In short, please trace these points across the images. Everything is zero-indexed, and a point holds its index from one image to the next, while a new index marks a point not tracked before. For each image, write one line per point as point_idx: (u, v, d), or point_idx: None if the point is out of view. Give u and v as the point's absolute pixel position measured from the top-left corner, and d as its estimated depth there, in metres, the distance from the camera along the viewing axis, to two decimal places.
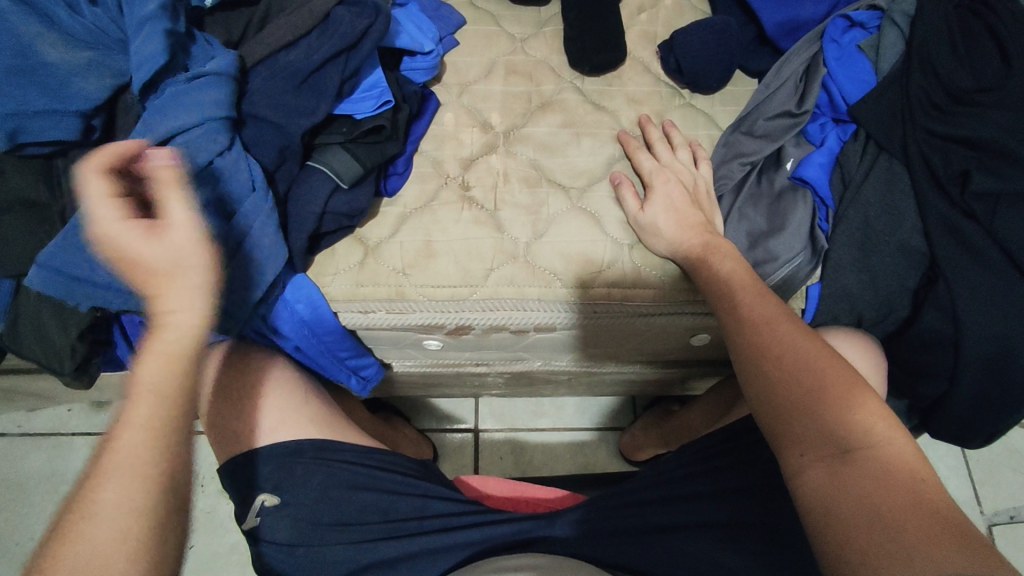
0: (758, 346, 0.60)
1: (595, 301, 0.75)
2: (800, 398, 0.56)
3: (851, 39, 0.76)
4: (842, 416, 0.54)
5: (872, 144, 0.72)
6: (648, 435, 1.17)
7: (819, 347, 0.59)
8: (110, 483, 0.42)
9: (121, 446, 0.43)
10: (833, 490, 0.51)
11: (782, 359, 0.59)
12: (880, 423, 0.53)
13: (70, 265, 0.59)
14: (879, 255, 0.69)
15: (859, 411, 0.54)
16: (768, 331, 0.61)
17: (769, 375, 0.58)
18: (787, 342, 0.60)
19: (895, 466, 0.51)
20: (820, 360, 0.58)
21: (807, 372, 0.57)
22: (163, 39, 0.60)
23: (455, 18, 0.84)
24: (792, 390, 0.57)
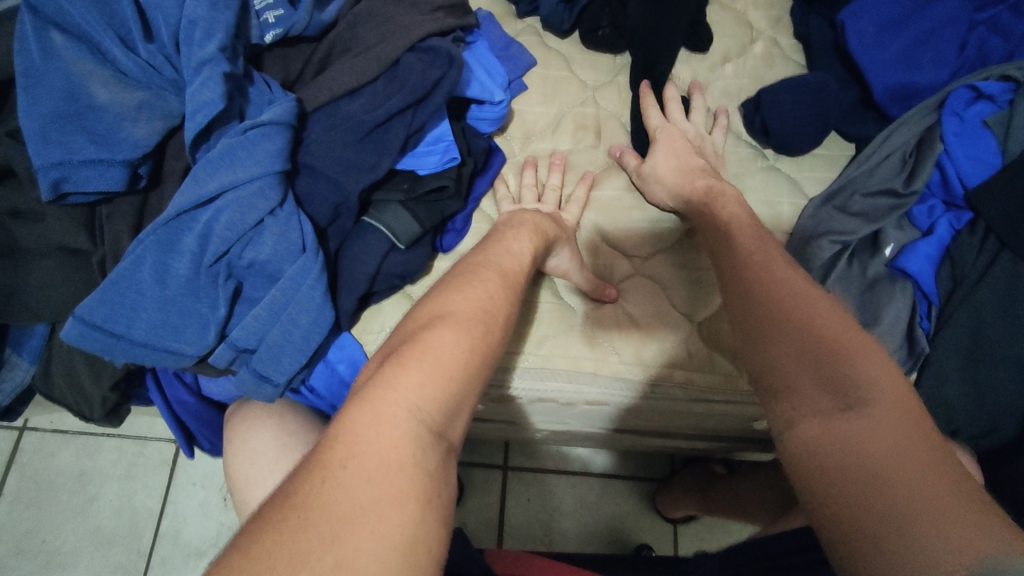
0: (784, 403, 0.44)
1: (657, 382, 0.68)
2: (823, 448, 0.40)
3: (976, 113, 0.67)
4: (879, 468, 0.37)
5: (992, 238, 0.63)
6: (686, 496, 1.09)
7: (852, 328, 0.45)
8: (409, 442, 0.41)
9: (427, 408, 0.43)
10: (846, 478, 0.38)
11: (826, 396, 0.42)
12: (937, 472, 0.36)
13: (109, 320, 0.56)
14: (990, 366, 0.61)
15: (902, 458, 0.37)
16: (818, 400, 0.42)
17: (788, 419, 0.43)
18: (827, 382, 0.42)
19: (910, 476, 0.36)
20: (865, 383, 0.41)
21: (833, 371, 0.42)
22: (221, 85, 0.55)
23: (525, 58, 0.78)
24: (817, 443, 0.40)
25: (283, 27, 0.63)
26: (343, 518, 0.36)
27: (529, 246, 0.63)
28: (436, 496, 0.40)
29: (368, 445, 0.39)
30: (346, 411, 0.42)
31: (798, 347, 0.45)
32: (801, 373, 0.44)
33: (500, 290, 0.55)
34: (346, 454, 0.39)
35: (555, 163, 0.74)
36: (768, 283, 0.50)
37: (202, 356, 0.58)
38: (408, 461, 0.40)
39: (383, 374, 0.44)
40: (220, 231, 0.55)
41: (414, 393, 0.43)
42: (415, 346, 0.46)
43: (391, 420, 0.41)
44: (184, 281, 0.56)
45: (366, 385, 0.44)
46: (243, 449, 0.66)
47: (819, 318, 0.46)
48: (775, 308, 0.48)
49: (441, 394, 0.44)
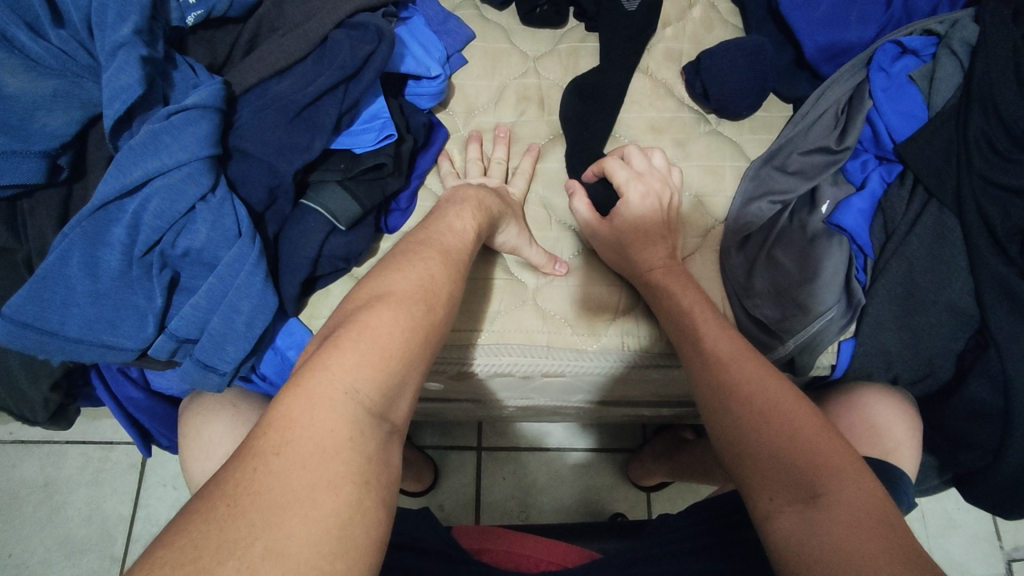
0: (765, 508, 0.48)
1: (610, 350, 0.69)
2: (798, 544, 0.44)
3: (902, 68, 0.68)
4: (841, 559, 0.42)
5: (921, 189, 0.65)
6: (656, 463, 1.11)
7: (815, 424, 0.50)
8: (345, 424, 0.40)
9: (363, 390, 0.43)
10: (803, 540, 0.44)
11: (796, 500, 0.47)
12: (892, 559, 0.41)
13: (39, 318, 0.54)
14: (924, 314, 0.63)
15: (857, 547, 0.42)
16: (790, 508, 0.46)
17: (771, 524, 0.47)
18: (796, 481, 0.47)
19: (847, 535, 0.43)
20: (824, 482, 0.46)
21: (802, 477, 0.47)
22: (138, 69, 0.53)
23: (463, 32, 0.77)
24: (792, 544, 0.45)
25: (204, 8, 0.61)
26: (276, 504, 0.35)
27: (473, 222, 0.63)
28: (377, 479, 0.40)
29: (302, 430, 0.39)
30: (281, 397, 0.41)
31: (771, 448, 0.49)
32: (775, 478, 0.48)
33: (442, 268, 0.55)
34: (279, 441, 0.38)
35: (499, 136, 0.74)
36: (733, 384, 0.54)
37: (144, 349, 0.57)
38: (345, 444, 0.40)
39: (319, 358, 0.43)
40: (150, 220, 0.54)
41: (350, 376, 0.43)
42: (352, 328, 0.46)
43: (327, 404, 0.41)
44: (115, 273, 0.55)
45: (301, 370, 0.43)
46: (197, 443, 0.65)
47: (792, 421, 0.50)
48: (744, 403, 0.53)
49: (378, 375, 0.44)
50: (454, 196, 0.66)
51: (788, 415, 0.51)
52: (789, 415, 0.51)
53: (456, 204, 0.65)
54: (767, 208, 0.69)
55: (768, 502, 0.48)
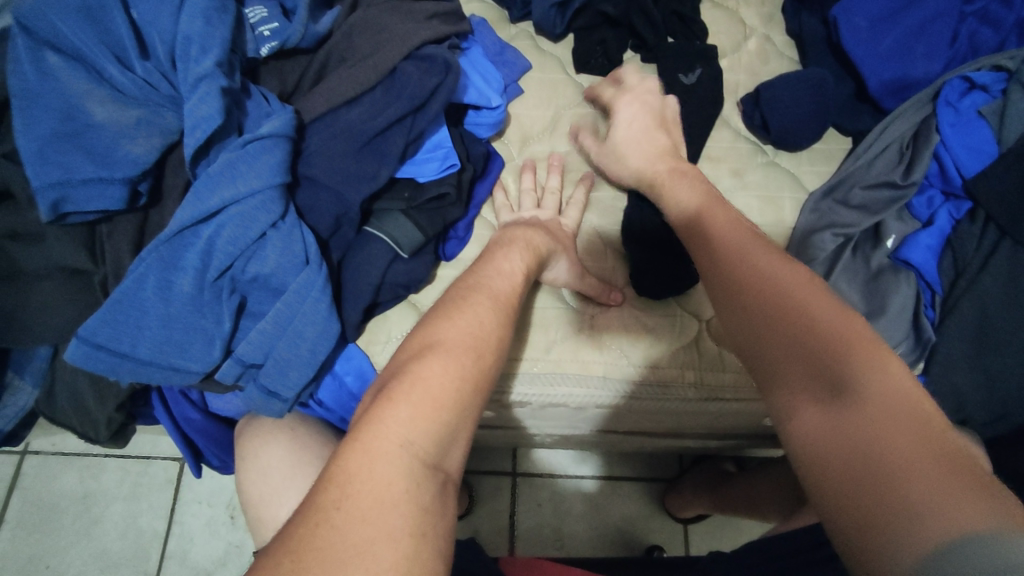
0: (800, 451, 0.38)
1: (667, 383, 0.68)
2: (865, 494, 0.34)
3: (970, 104, 0.67)
4: (895, 505, 0.32)
5: (993, 226, 0.64)
6: (696, 495, 1.08)
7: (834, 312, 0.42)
8: (402, 477, 0.40)
9: (418, 442, 0.42)
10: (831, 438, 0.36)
11: (823, 405, 0.38)
12: (968, 474, 0.32)
13: (112, 340, 0.55)
14: (999, 355, 0.61)
15: (923, 451, 0.33)
16: (826, 426, 0.37)
17: (817, 478, 0.36)
18: (816, 361, 0.40)
19: (896, 454, 0.34)
20: (849, 359, 0.39)
21: (838, 351, 0.39)
22: (219, 100, 0.55)
23: (519, 63, 0.78)
24: (847, 491, 0.34)
25: (278, 39, 0.62)
26: (339, 561, 0.35)
27: (521, 264, 0.63)
28: (434, 533, 0.39)
29: (361, 483, 0.39)
30: (340, 451, 0.41)
31: (792, 329, 0.42)
32: (805, 385, 0.39)
33: (491, 313, 0.55)
34: (339, 495, 0.38)
35: (554, 165, 0.74)
36: (741, 270, 0.47)
37: (209, 372, 0.58)
38: (402, 495, 0.39)
39: (374, 412, 0.44)
40: (223, 247, 0.55)
41: (403, 429, 0.42)
42: (401, 381, 0.46)
43: (384, 457, 0.41)
44: (188, 297, 0.56)
45: (359, 422, 0.44)
46: (254, 467, 0.66)
47: (787, 299, 0.43)
48: (756, 284, 0.45)
49: (430, 426, 0.43)
50: (514, 237, 0.66)
51: (802, 290, 0.44)
52: (791, 289, 0.44)
53: (517, 245, 0.65)
54: (833, 239, 0.67)
55: (799, 426, 0.39)
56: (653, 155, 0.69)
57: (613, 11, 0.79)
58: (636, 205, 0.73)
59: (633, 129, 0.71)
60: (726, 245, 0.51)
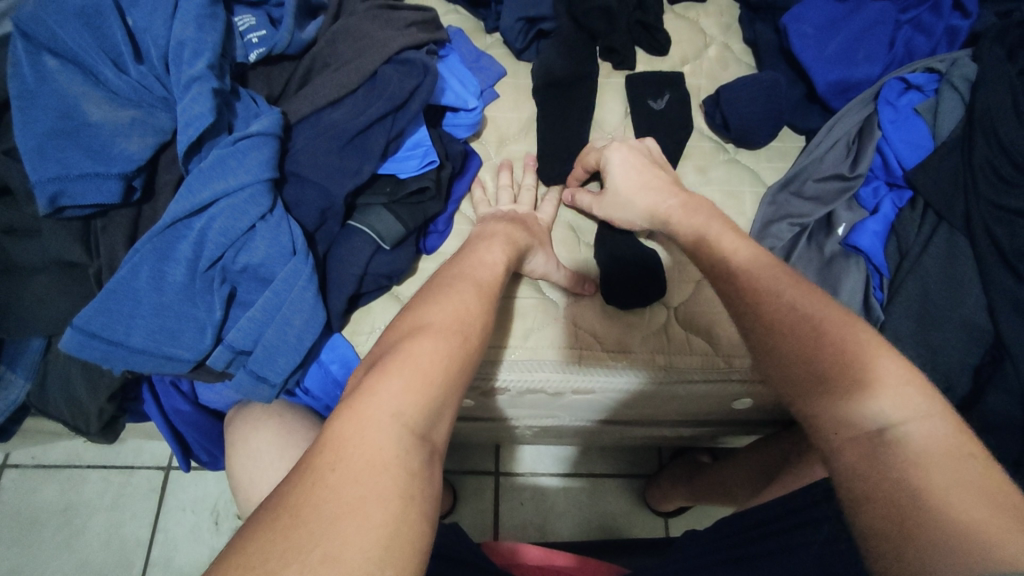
0: (844, 480, 0.41)
1: (638, 367, 0.72)
2: (896, 523, 0.36)
3: (907, 102, 0.73)
4: (920, 532, 0.35)
5: (931, 214, 0.69)
6: (675, 488, 1.11)
7: (869, 353, 0.45)
8: (393, 444, 0.43)
9: (408, 413, 0.45)
10: (865, 468, 0.40)
11: (863, 442, 0.41)
12: (1008, 511, 0.35)
13: (106, 329, 0.57)
14: (940, 329, 0.66)
15: (966, 497, 0.35)
16: (866, 462, 0.40)
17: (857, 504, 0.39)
18: (858, 404, 0.42)
19: (942, 495, 0.36)
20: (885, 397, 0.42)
21: (875, 391, 0.42)
22: (210, 100, 0.58)
23: (494, 70, 0.83)
24: (883, 519, 0.37)
25: (266, 47, 0.66)
26: (333, 515, 0.38)
27: (502, 256, 0.66)
28: (423, 497, 0.42)
29: (354, 448, 0.42)
30: (334, 421, 0.44)
31: (823, 373, 0.45)
32: (851, 424, 0.42)
33: (475, 300, 0.58)
34: (332, 458, 0.41)
35: (529, 164, 0.78)
36: (772, 311, 0.50)
37: (200, 360, 0.60)
38: (393, 460, 0.42)
39: (367, 386, 0.47)
40: (214, 237, 0.58)
41: (395, 401, 0.45)
42: (392, 359, 0.49)
43: (375, 426, 0.44)
44: (180, 286, 0.59)
45: (351, 395, 0.47)
46: (243, 454, 0.68)
47: (824, 343, 0.46)
48: (789, 324, 0.48)
49: (419, 399, 0.47)
50: (492, 232, 0.70)
51: (834, 331, 0.46)
52: (827, 329, 0.47)
53: (499, 239, 0.69)
54: (784, 230, 0.73)
55: (841, 458, 0.41)
56: (664, 198, 0.67)
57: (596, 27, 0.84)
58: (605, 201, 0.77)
59: (630, 179, 0.70)
60: (757, 285, 0.52)
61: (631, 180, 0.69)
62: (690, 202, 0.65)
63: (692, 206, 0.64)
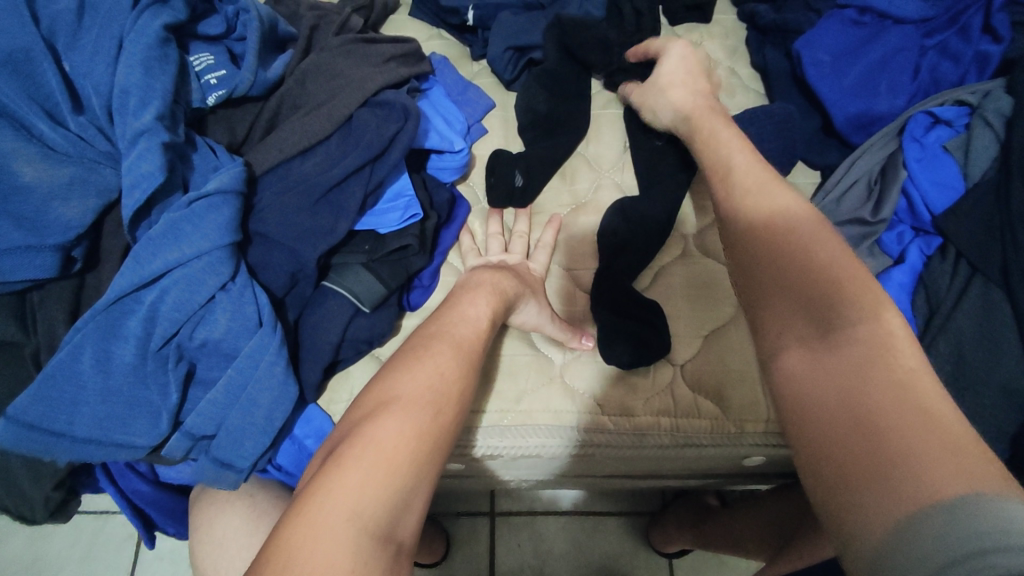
0: (797, 413, 0.38)
1: (642, 431, 0.65)
2: (867, 460, 0.33)
3: (935, 139, 0.67)
4: (892, 468, 0.31)
5: (964, 264, 0.63)
6: (679, 532, 1.05)
7: (860, 286, 0.41)
8: (348, 553, 0.38)
9: (367, 510, 0.41)
10: (814, 386, 0.38)
11: (822, 364, 0.38)
12: (964, 452, 0.31)
13: (45, 420, 0.51)
14: (976, 394, 0.59)
15: (927, 442, 0.31)
16: (822, 388, 0.37)
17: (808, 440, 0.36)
18: (832, 333, 0.39)
19: (905, 431, 0.32)
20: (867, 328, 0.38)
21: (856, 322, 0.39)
22: (160, 157, 0.51)
23: (482, 102, 0.76)
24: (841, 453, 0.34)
25: (226, 88, 0.59)
26: None
27: (487, 309, 0.61)
28: None
29: (301, 559, 0.37)
30: (284, 523, 0.40)
31: (815, 295, 0.41)
32: (796, 349, 0.40)
33: (451, 364, 0.54)
34: (277, 573, 0.36)
35: (521, 207, 0.72)
36: (761, 244, 0.47)
37: (156, 447, 0.54)
38: (347, 571, 0.38)
39: (323, 478, 0.43)
40: (167, 313, 0.51)
41: (352, 495, 0.41)
42: (352, 443, 0.45)
43: (329, 530, 0.39)
44: (130, 368, 0.52)
45: (306, 491, 0.42)
46: (208, 541, 0.61)
47: (815, 272, 0.42)
48: (780, 244, 0.46)
49: (380, 492, 0.42)
50: (482, 287, 0.63)
51: (820, 258, 0.43)
52: (820, 262, 0.43)
53: (490, 293, 0.63)
54: None
55: (799, 389, 0.39)
56: (742, 157, 0.57)
57: (593, 60, 0.77)
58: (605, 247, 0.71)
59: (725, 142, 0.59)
60: (753, 227, 0.49)
61: (671, 74, 0.71)
62: (739, 144, 0.59)
63: (754, 170, 0.54)
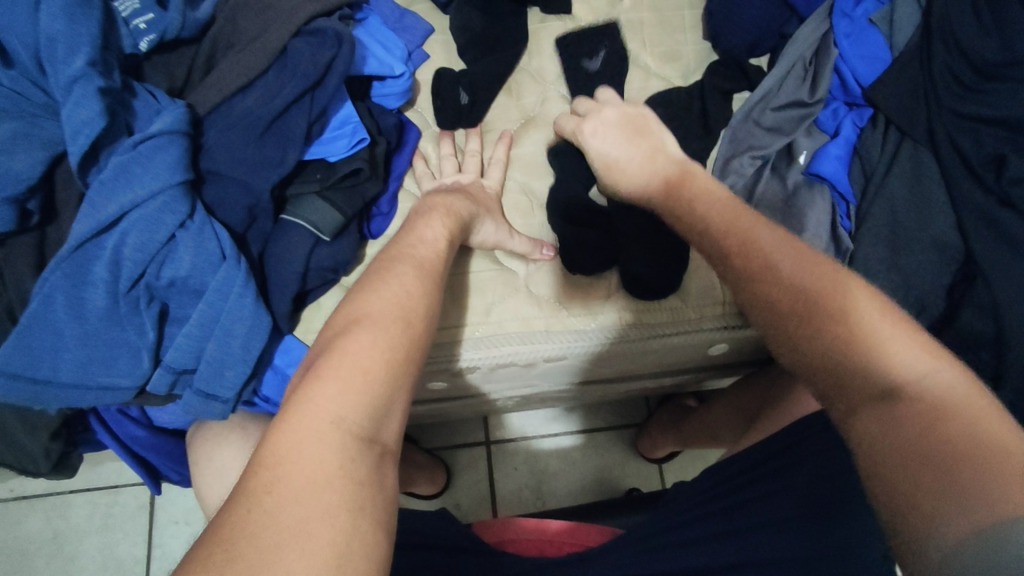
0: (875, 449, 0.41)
1: (609, 328, 0.69)
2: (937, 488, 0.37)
3: (864, 12, 0.69)
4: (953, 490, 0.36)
5: (893, 130, 0.66)
6: (664, 435, 1.11)
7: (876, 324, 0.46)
8: (334, 454, 0.40)
9: (349, 417, 0.43)
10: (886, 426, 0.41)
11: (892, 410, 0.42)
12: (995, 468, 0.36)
13: (31, 367, 0.53)
14: (910, 251, 0.62)
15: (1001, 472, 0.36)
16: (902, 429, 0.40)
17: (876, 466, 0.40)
18: (886, 386, 0.43)
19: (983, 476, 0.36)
20: (902, 371, 0.43)
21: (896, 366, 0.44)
22: (98, 102, 0.52)
23: (421, 28, 0.77)
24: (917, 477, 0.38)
25: (156, 31, 0.59)
26: (272, 543, 0.36)
27: (443, 230, 0.62)
28: (374, 504, 0.40)
29: (291, 464, 0.39)
30: (269, 434, 0.41)
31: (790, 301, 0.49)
32: (887, 383, 0.43)
33: (417, 282, 0.55)
34: (270, 478, 0.39)
35: (470, 127, 0.73)
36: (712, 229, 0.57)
37: (141, 385, 0.56)
38: (336, 470, 0.40)
39: (303, 391, 0.44)
40: (130, 254, 0.53)
41: (333, 405, 0.43)
42: (328, 357, 0.46)
43: (314, 436, 0.41)
44: (102, 311, 0.54)
45: (287, 404, 0.43)
46: (208, 473, 0.64)
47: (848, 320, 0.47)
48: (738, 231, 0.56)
49: (360, 400, 0.44)
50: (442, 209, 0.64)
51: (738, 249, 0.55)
52: (842, 323, 0.46)
53: (446, 215, 0.64)
54: (749, 162, 0.69)
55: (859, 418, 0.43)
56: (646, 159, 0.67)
57: None
58: (556, 159, 0.73)
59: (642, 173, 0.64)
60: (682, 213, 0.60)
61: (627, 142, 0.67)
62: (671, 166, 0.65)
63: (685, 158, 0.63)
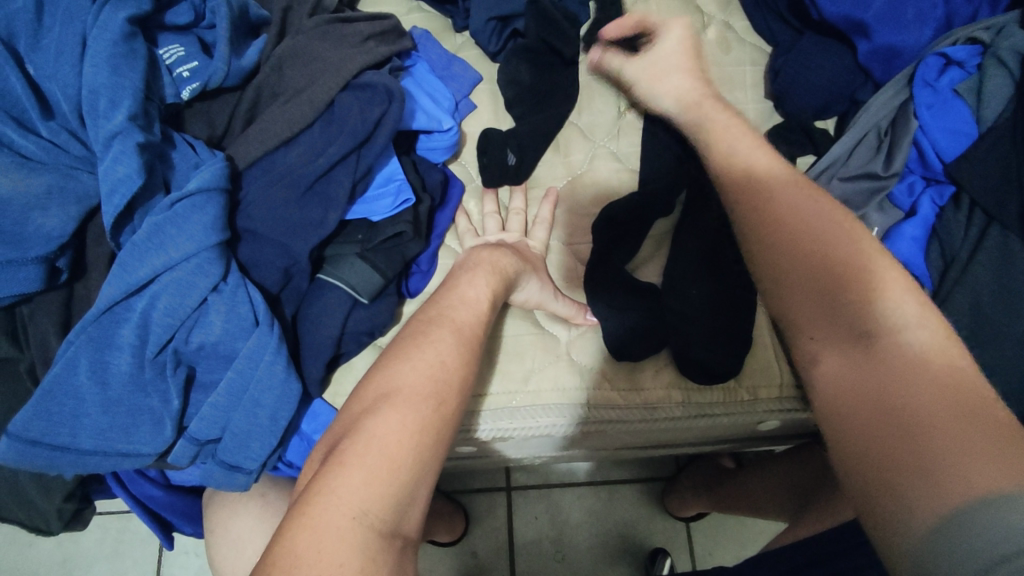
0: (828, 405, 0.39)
1: (655, 402, 0.64)
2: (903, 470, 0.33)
3: (948, 83, 0.64)
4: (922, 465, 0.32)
5: (978, 212, 0.61)
6: (695, 496, 1.05)
7: (892, 285, 0.41)
8: (355, 557, 0.36)
9: (372, 512, 0.38)
10: (849, 374, 0.39)
11: (864, 366, 0.38)
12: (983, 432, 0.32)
13: (49, 434, 0.50)
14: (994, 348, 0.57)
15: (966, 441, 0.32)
16: (872, 393, 0.37)
17: (845, 432, 0.37)
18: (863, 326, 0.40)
19: (950, 449, 0.32)
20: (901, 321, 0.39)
21: (911, 340, 0.38)
22: (137, 158, 0.49)
23: (469, 76, 0.74)
24: (884, 448, 0.34)
25: (200, 80, 0.57)
26: None
27: (487, 290, 0.59)
28: None
29: (307, 569, 0.35)
30: (285, 530, 0.37)
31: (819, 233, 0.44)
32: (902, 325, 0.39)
33: (453, 351, 0.51)
34: None
35: (516, 184, 0.70)
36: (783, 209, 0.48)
37: (163, 453, 0.53)
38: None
39: (325, 481, 0.39)
40: (159, 319, 0.50)
41: (356, 496, 0.38)
42: (351, 440, 0.42)
43: (335, 534, 0.36)
44: (127, 377, 0.51)
45: (306, 494, 0.39)
46: (225, 539, 0.61)
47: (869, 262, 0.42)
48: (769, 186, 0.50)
49: (384, 491, 0.40)
50: (486, 272, 0.60)
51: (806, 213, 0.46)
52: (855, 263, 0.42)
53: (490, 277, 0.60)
54: None
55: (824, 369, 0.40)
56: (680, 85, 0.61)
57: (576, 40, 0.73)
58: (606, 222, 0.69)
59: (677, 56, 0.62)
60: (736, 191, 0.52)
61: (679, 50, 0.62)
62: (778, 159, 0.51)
63: (731, 131, 0.55)
